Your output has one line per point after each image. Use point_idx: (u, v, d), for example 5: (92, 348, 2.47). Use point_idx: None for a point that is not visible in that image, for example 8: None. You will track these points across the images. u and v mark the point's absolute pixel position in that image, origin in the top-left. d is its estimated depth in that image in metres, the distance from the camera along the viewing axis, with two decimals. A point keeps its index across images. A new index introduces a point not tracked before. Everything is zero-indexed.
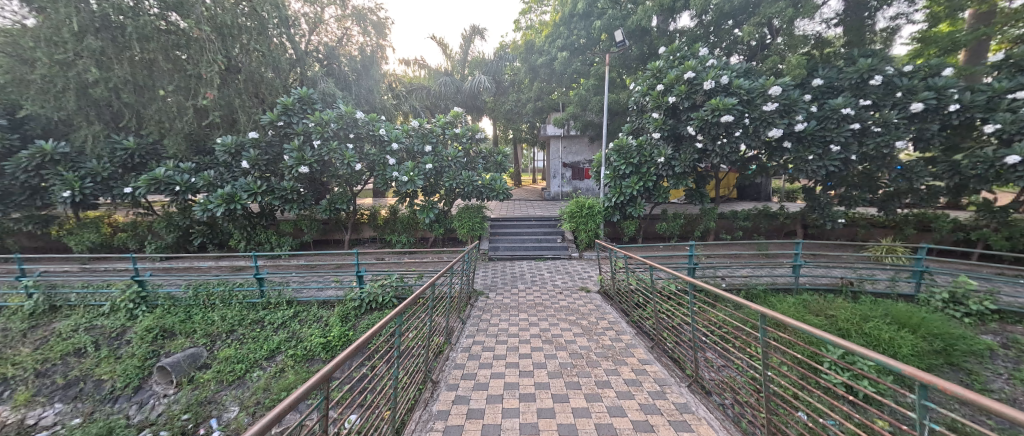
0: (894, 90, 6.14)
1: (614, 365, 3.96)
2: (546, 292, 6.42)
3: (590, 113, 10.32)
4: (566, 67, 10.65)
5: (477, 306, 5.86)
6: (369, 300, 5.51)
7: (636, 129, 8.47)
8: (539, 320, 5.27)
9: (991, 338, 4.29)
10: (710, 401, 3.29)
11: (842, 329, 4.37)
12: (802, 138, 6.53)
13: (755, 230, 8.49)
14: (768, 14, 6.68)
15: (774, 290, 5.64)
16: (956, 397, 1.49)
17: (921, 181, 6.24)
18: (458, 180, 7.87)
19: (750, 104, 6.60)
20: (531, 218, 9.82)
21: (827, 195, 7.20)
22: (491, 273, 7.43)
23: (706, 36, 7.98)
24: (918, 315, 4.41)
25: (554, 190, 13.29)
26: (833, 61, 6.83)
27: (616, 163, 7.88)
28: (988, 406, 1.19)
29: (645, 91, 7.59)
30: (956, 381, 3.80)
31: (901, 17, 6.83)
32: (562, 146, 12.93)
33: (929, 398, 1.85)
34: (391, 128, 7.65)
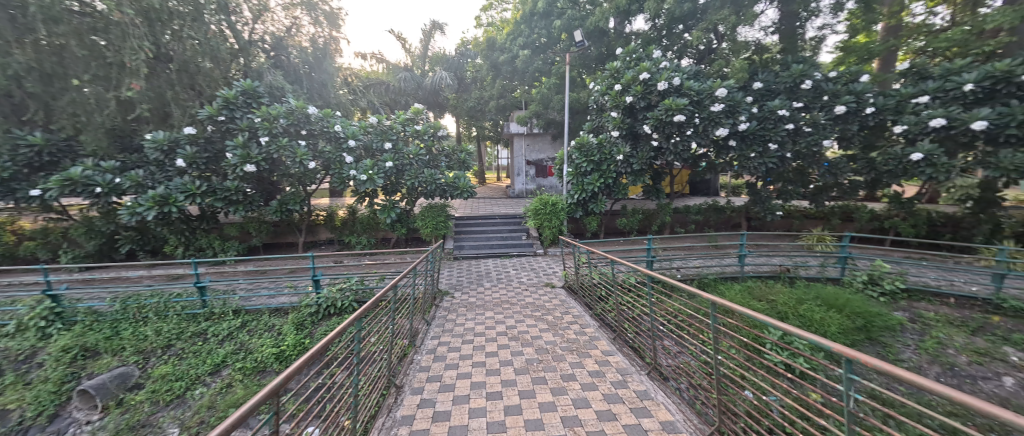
0: (822, 94, 6.78)
1: (579, 358, 4.06)
2: (512, 289, 6.45)
3: (552, 111, 10.50)
4: (528, 65, 10.73)
5: (442, 306, 5.76)
6: (327, 306, 5.23)
7: (596, 127, 8.71)
8: (505, 318, 5.28)
9: (902, 314, 4.87)
10: (667, 387, 3.46)
11: (781, 313, 4.77)
12: (745, 137, 7.03)
13: (706, 223, 9.05)
14: (713, 20, 7.13)
15: (723, 279, 6.04)
16: (876, 369, 1.66)
17: (845, 176, 6.95)
18: (420, 179, 7.67)
19: (699, 105, 6.99)
20: (496, 216, 9.80)
21: (768, 190, 7.82)
22: (456, 273, 7.33)
23: (659, 39, 8.37)
24: (844, 297, 4.91)
25: (518, 188, 13.34)
26: (771, 66, 7.41)
27: (578, 161, 8.05)
28: (905, 377, 1.33)
29: (604, 91, 7.85)
30: (875, 354, 4.28)
31: (827, 27, 7.54)
32: (525, 144, 13.01)
33: (854, 371, 2.05)
34: (348, 125, 7.33)
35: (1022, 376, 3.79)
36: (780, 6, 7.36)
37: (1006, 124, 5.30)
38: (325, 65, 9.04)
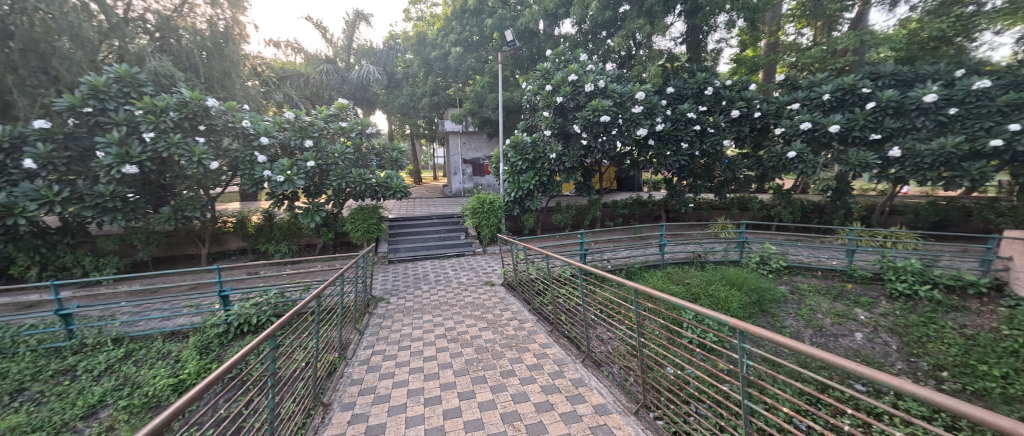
0: (721, 99, 7.72)
1: (518, 354, 4.12)
2: (451, 290, 6.33)
3: (487, 110, 10.54)
4: (462, 63, 10.63)
5: (376, 313, 5.44)
6: (240, 323, 4.63)
7: (530, 127, 8.94)
8: (444, 320, 5.15)
9: (786, 288, 5.74)
10: (600, 372, 3.67)
11: (695, 294, 5.33)
12: (662, 137, 7.72)
13: (632, 216, 9.80)
14: (631, 28, 7.72)
15: (646, 267, 6.59)
16: (763, 337, 1.94)
17: (740, 172, 8.00)
18: (347, 179, 7.08)
19: (622, 106, 7.51)
20: (432, 216, 9.52)
21: (682, 184, 8.69)
22: (391, 277, 6.98)
23: (585, 43, 8.86)
24: (744, 276, 5.64)
25: (455, 187, 13.19)
26: (681, 73, 8.23)
27: (514, 159, 8.17)
28: (810, 353, 1.56)
29: (536, 91, 8.09)
30: (767, 323, 5.00)
31: (723, 41, 8.59)
32: (461, 142, 12.87)
33: (748, 340, 2.36)
34: (259, 120, 6.56)
35: (869, 331, 4.70)
36: (686, 20, 8.20)
37: (853, 128, 6.52)
38: (227, 50, 7.72)
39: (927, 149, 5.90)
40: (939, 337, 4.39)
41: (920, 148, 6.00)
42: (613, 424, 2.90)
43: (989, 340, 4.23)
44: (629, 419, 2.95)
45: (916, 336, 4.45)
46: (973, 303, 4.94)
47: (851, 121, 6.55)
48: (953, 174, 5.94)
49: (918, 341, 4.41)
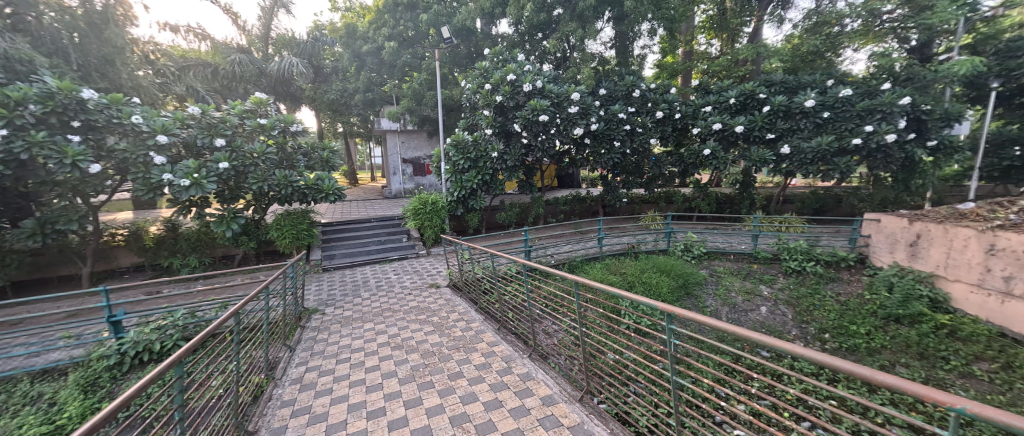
0: (647, 102, 8.35)
1: (466, 354, 4.07)
2: (393, 295, 6.05)
3: (426, 108, 10.27)
4: (397, 58, 10.19)
5: (309, 327, 5.01)
6: (139, 352, 3.96)
7: (471, 125, 8.90)
8: (387, 327, 4.91)
9: (706, 271, 6.42)
10: (546, 364, 3.78)
11: (630, 282, 5.72)
12: (597, 136, 8.14)
13: (572, 212, 10.23)
14: (565, 31, 8.02)
15: (587, 260, 6.91)
16: (688, 319, 2.14)
17: (665, 168, 8.74)
18: (269, 182, 6.43)
19: (559, 106, 7.77)
20: (371, 219, 9.02)
21: (616, 180, 9.25)
22: (326, 287, 6.45)
23: (523, 43, 9.01)
24: (672, 263, 6.18)
25: (395, 188, 12.67)
26: (611, 76, 8.76)
27: (455, 158, 8.07)
28: (732, 330, 1.77)
29: (476, 89, 8.07)
30: (691, 305, 5.55)
31: (646, 47, 9.30)
32: (400, 140, 12.34)
33: (675, 322, 2.59)
34: (154, 115, 5.65)
35: (771, 304, 5.44)
36: (615, 26, 8.73)
37: (754, 128, 7.47)
38: (108, 33, 6.57)
39: (809, 147, 6.96)
40: (821, 305, 5.22)
41: (804, 146, 7.06)
42: (560, 414, 3.00)
43: (856, 304, 5.14)
44: (574, 407, 3.07)
45: (805, 306, 5.25)
46: (845, 274, 5.95)
47: (752, 123, 7.49)
48: (828, 168, 7.09)
49: (807, 310, 5.21)
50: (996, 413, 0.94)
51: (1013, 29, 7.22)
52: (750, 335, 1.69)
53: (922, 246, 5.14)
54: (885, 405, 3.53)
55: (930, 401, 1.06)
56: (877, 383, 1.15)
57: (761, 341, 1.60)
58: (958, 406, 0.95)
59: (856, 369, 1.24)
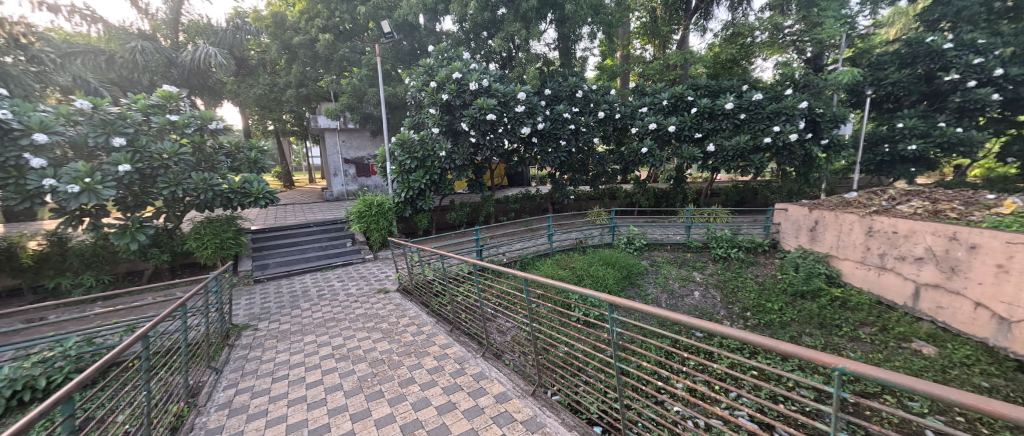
0: (590, 102, 8.73)
1: (417, 359, 3.96)
2: (337, 304, 5.69)
3: (368, 105, 9.81)
4: (333, 51, 9.59)
5: (239, 344, 4.54)
6: (16, 392, 3.29)
7: (417, 124, 8.67)
8: (331, 338, 4.62)
9: (647, 261, 6.87)
10: (500, 362, 3.79)
11: (579, 276, 5.94)
12: (543, 135, 8.33)
13: (523, 210, 10.40)
14: (509, 31, 8.09)
15: (538, 257, 7.06)
16: (630, 308, 2.26)
17: (608, 166, 9.20)
18: (185, 186, 5.73)
19: (506, 105, 7.81)
20: (310, 224, 8.41)
21: (563, 178, 9.56)
22: (258, 300, 5.88)
23: (468, 41, 8.94)
24: (616, 256, 6.53)
25: (337, 190, 11.96)
26: (556, 77, 9.02)
27: (401, 157, 7.81)
28: (668, 316, 1.92)
29: (420, 87, 7.87)
30: (635, 294, 5.91)
31: (587, 50, 9.69)
32: (340, 139, 11.67)
33: (617, 311, 2.73)
34: (28, 110, 4.74)
35: (703, 289, 5.97)
36: (557, 28, 8.99)
37: (684, 128, 8.13)
38: None
39: (730, 145, 7.73)
40: (743, 287, 5.84)
41: (726, 144, 7.83)
42: (513, 410, 3.04)
43: (770, 283, 5.83)
44: (527, 402, 3.12)
45: (730, 288, 5.85)
46: (761, 258, 6.71)
47: (683, 123, 8.15)
48: (746, 164, 7.94)
49: (732, 291, 5.79)
50: (866, 369, 1.20)
51: (880, 46, 8.64)
52: (681, 319, 1.86)
53: (820, 231, 5.96)
54: (795, 370, 4.05)
55: (821, 364, 1.30)
56: (779, 351, 1.45)
57: (690, 323, 1.78)
58: (841, 366, 1.19)
59: (768, 342, 1.47)
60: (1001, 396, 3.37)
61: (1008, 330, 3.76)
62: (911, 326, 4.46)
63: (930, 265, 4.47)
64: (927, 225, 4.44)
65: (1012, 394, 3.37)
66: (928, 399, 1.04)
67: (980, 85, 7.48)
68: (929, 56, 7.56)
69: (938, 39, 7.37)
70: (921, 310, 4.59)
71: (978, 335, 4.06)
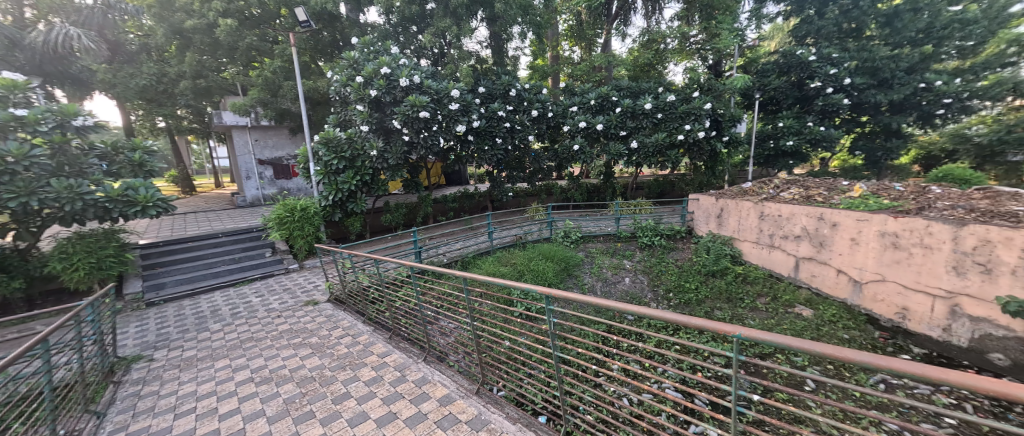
0: (523, 101, 8.91)
1: (353, 372, 3.70)
2: (257, 321, 5.09)
3: (284, 100, 8.92)
4: (237, 39, 8.54)
5: (128, 380, 3.84)
6: None
7: (343, 121, 8.09)
8: (249, 360, 4.13)
9: (583, 253, 7.22)
10: (442, 365, 3.70)
11: (520, 272, 6.05)
12: (479, 133, 8.33)
13: (462, 209, 10.28)
14: (439, 27, 7.91)
15: (479, 255, 7.03)
16: (566, 300, 2.33)
17: (543, 163, 9.48)
18: (43, 195, 4.68)
19: (440, 103, 7.64)
20: (218, 233, 7.40)
21: (501, 176, 9.65)
22: (152, 326, 5.02)
23: (396, 35, 8.55)
24: (555, 250, 6.75)
25: (250, 195, 10.66)
26: (489, 75, 9.04)
27: (326, 157, 7.22)
28: (603, 304, 2.01)
29: (345, 81, 7.36)
30: (573, 284, 6.17)
31: (519, 49, 9.86)
32: (252, 138, 10.47)
33: (554, 302, 2.80)
34: None
35: (633, 275, 6.45)
36: (488, 26, 9.01)
37: (611, 126, 8.70)
38: None
39: (650, 142, 8.46)
40: (666, 270, 6.41)
41: (647, 141, 8.55)
42: (458, 411, 3.00)
43: (687, 265, 6.48)
44: (472, 401, 3.11)
45: (656, 272, 6.37)
46: (680, 244, 7.44)
47: (609, 122, 8.73)
48: (664, 159, 8.75)
49: (657, 275, 6.32)
50: (756, 333, 1.43)
51: (764, 56, 10.08)
52: (609, 305, 1.98)
53: (725, 217, 6.78)
54: (710, 342, 4.56)
55: (723, 333, 1.54)
56: (693, 326, 1.63)
57: (618, 308, 1.90)
58: (738, 333, 1.43)
59: (680, 318, 1.66)
60: (856, 344, 4.19)
61: (860, 290, 4.70)
62: (793, 293, 5.31)
63: (806, 242, 5.33)
64: (803, 208, 5.29)
65: (863, 342, 4.21)
66: (799, 353, 1.29)
67: (835, 91, 9.11)
68: (799, 66, 9.01)
69: (805, 53, 8.83)
70: (800, 279, 5.48)
71: (839, 296, 5.00)
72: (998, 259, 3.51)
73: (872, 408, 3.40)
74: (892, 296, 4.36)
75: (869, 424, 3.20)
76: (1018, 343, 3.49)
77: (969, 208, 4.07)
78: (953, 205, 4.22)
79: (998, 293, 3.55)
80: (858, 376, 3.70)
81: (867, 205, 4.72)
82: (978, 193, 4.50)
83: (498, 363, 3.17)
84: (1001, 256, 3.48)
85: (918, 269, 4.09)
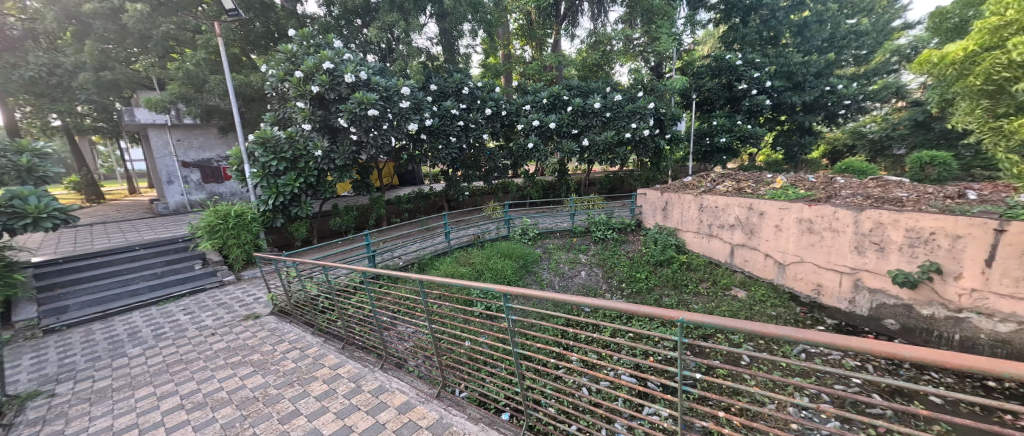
0: (476, 99, 8.85)
1: (303, 387, 3.46)
2: (188, 342, 4.58)
3: (211, 96, 8.10)
4: (149, 26, 7.62)
5: (24, 421, 3.29)
6: None
7: (281, 120, 7.50)
8: (178, 385, 3.70)
9: (541, 249, 7.32)
10: (401, 372, 3.57)
11: (479, 271, 6.03)
12: (432, 131, 8.14)
13: (417, 210, 10.00)
14: (385, 21, 7.60)
15: (436, 256, 6.89)
16: (522, 295, 2.34)
17: (498, 161, 9.48)
18: None
19: (389, 100, 7.35)
20: (136, 246, 6.55)
21: (457, 175, 9.52)
22: (53, 356, 4.33)
23: (338, 28, 8.10)
24: (513, 248, 6.80)
25: (173, 201, 9.55)
26: (441, 73, 8.87)
27: (264, 159, 6.65)
28: (559, 298, 2.04)
29: (282, 76, 6.84)
30: (532, 280, 6.25)
31: (470, 47, 9.77)
32: (174, 138, 9.40)
33: (511, 299, 2.80)
34: None
35: (588, 268, 6.66)
36: (438, 22, 8.82)
37: (563, 125, 8.94)
38: None
39: (601, 140, 8.81)
40: (618, 262, 6.70)
41: (597, 139, 8.88)
42: (418, 417, 2.92)
43: (637, 256, 6.82)
44: (432, 405, 3.03)
45: (609, 264, 6.63)
46: (631, 236, 7.81)
47: (562, 120, 8.96)
48: (614, 156, 9.14)
49: (610, 267, 6.57)
50: (697, 316, 1.55)
51: (699, 59, 10.90)
52: (564, 299, 2.02)
53: (670, 209, 7.24)
54: (660, 327, 4.85)
55: (669, 319, 1.64)
56: (643, 314, 1.71)
57: (574, 300, 1.94)
58: (679, 318, 1.54)
59: (630, 307, 1.74)
60: (782, 320, 4.68)
61: (784, 271, 5.24)
62: (729, 277, 5.78)
63: (738, 230, 5.84)
64: (735, 199, 5.79)
65: (787, 317, 4.71)
66: (733, 332, 1.42)
67: (759, 93, 10.08)
68: (728, 69, 9.87)
69: (733, 58, 9.70)
70: (734, 264, 5.99)
71: (767, 278, 5.53)
72: (889, 238, 4.10)
73: (795, 376, 3.81)
74: (809, 275, 4.93)
75: (793, 390, 3.59)
76: (906, 309, 4.11)
77: (866, 195, 4.69)
78: (855, 193, 4.84)
79: (889, 267, 4.15)
80: (783, 348, 4.15)
81: (787, 195, 5.27)
82: (873, 183, 5.20)
83: (460, 365, 3.10)
84: (891, 235, 4.09)
85: (828, 249, 4.66)
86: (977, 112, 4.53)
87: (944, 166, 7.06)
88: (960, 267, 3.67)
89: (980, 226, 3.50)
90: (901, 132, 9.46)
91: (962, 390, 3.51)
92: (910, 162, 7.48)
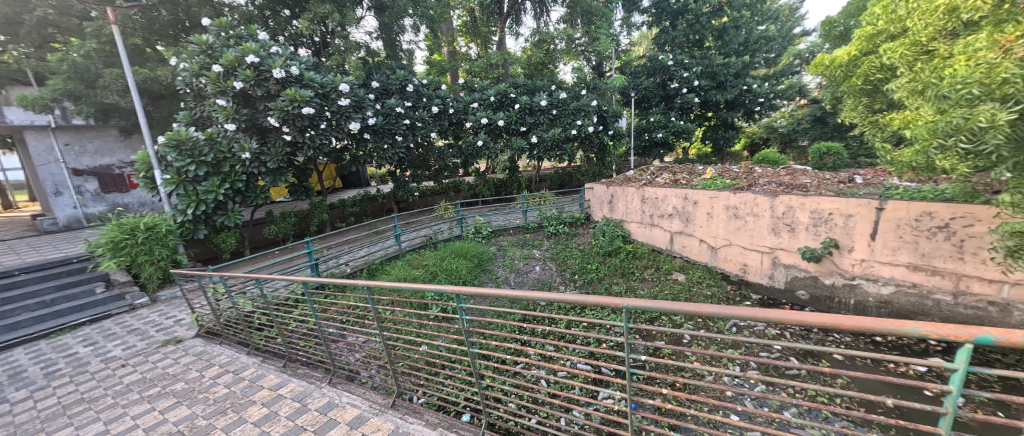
0: (422, 96, 8.64)
1: (240, 413, 3.14)
2: (91, 377, 3.94)
3: (108, 93, 7.02)
4: (21, 10, 6.60)
5: None
6: None
7: (199, 119, 6.71)
8: (80, 429, 3.16)
9: (494, 247, 7.30)
10: (351, 385, 3.37)
11: (432, 272, 5.89)
12: (376, 130, 7.75)
13: (363, 213, 9.48)
14: (318, 13, 7.10)
15: (386, 260, 6.61)
16: (471, 292, 2.29)
17: (448, 159, 9.31)
18: None
19: (326, 97, 6.85)
20: (14, 271, 5.49)
21: (405, 175, 9.19)
22: None
23: (262, 19, 7.45)
24: (467, 247, 6.73)
25: (63, 215, 8.21)
26: (382, 69, 8.50)
27: (179, 163, 5.91)
28: (509, 293, 2.01)
29: (197, 71, 6.12)
30: (487, 278, 6.23)
31: (413, 43, 9.48)
32: (61, 141, 8.04)
33: (464, 300, 2.74)
34: None
35: (542, 263, 6.75)
36: (376, 16, 8.44)
37: (512, 122, 9.01)
38: None
39: (549, 136, 9.02)
40: (569, 255, 6.88)
41: (546, 135, 9.08)
42: (371, 430, 2.77)
43: (587, 248, 7.07)
44: (387, 416, 2.89)
45: (562, 258, 6.80)
46: (581, 229, 8.07)
47: (510, 118, 9.02)
48: (562, 152, 9.40)
49: (563, 261, 6.72)
50: (640, 301, 1.64)
51: (636, 59, 11.59)
52: (517, 294, 2.01)
53: (615, 202, 7.61)
54: (610, 315, 5.07)
55: (615, 306, 1.71)
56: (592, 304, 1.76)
57: (525, 296, 1.94)
58: (624, 305, 1.63)
59: (579, 298, 1.78)
60: (716, 299, 5.13)
61: (716, 254, 5.74)
62: (670, 262, 6.20)
63: (676, 218, 6.27)
64: (672, 190, 6.22)
65: (720, 295, 5.16)
66: (672, 314, 1.52)
67: (689, 91, 10.96)
68: (662, 69, 10.68)
69: (665, 58, 10.48)
70: (674, 250, 6.44)
71: (701, 261, 6.03)
72: (798, 219, 4.67)
73: (728, 348, 4.21)
74: (737, 256, 5.45)
75: (727, 362, 3.97)
76: (813, 280, 4.70)
77: (779, 183, 5.30)
78: (770, 181, 5.43)
79: (799, 245, 4.72)
80: (718, 324, 4.55)
81: (716, 185, 5.78)
82: (784, 171, 5.88)
83: (415, 372, 2.98)
84: (799, 216, 4.65)
85: (751, 232, 5.19)
86: (859, 108, 5.28)
87: (838, 155, 8.16)
88: (852, 241, 4.27)
89: (866, 206, 4.10)
90: (804, 126, 10.83)
91: (858, 346, 4.10)
92: (812, 152, 8.59)
